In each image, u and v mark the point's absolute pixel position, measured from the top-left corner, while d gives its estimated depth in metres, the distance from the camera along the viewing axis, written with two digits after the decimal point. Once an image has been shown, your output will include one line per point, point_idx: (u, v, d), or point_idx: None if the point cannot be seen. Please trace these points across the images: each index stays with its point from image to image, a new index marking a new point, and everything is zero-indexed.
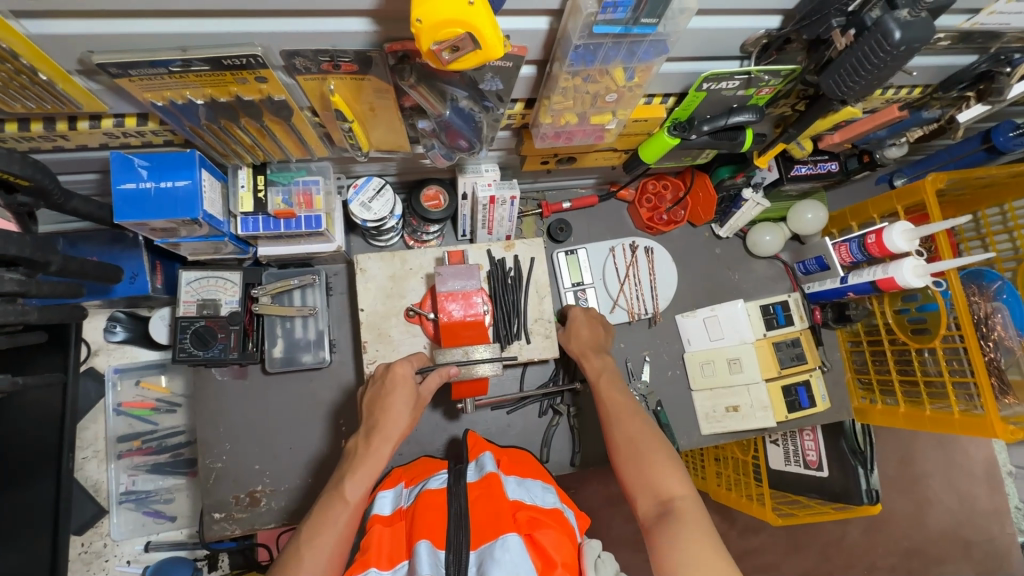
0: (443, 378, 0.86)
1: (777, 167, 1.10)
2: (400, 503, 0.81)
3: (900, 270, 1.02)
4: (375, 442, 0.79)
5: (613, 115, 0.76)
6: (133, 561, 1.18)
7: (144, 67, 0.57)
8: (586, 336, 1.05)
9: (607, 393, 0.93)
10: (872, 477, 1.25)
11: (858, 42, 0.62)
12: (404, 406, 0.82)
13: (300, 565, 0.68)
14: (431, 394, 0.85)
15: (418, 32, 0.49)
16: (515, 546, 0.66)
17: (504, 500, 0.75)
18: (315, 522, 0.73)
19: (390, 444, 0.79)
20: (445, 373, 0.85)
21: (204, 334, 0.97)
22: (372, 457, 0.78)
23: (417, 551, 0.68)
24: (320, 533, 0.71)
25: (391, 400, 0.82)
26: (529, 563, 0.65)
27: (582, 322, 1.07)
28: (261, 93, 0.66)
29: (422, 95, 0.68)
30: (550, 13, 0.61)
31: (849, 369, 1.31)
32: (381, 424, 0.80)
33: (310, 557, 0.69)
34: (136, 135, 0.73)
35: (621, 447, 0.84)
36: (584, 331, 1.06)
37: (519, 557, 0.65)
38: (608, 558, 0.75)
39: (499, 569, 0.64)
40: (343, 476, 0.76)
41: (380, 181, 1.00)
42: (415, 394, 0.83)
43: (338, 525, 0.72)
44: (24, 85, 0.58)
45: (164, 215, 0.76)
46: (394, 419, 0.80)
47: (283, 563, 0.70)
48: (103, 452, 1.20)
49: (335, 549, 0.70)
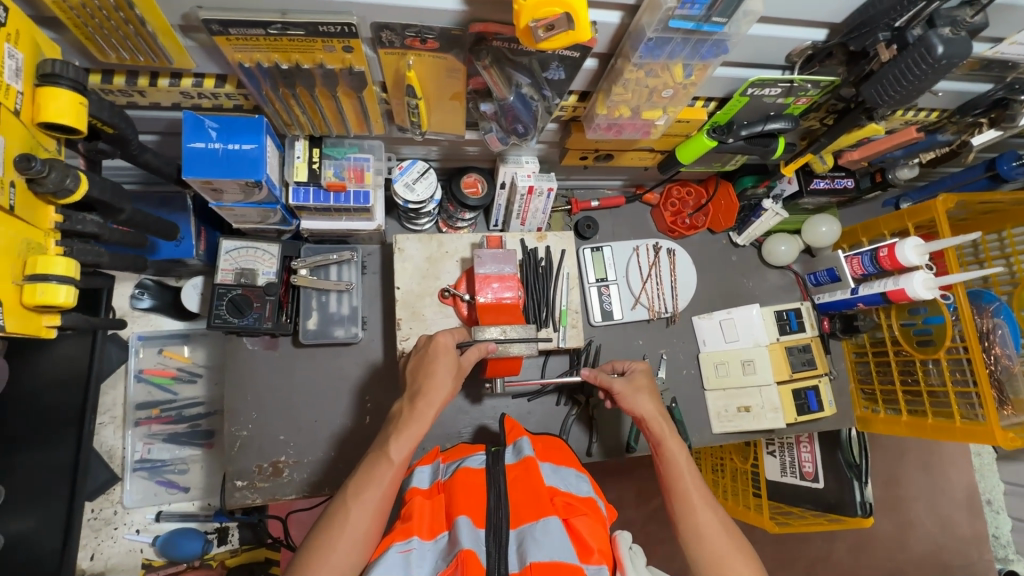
0: (481, 352, 0.89)
1: (797, 180, 1.17)
2: (438, 477, 0.84)
3: (910, 282, 1.08)
4: (420, 405, 0.80)
5: (663, 112, 0.81)
6: (142, 530, 1.17)
7: (244, 27, 0.61)
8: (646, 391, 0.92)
9: (681, 471, 0.82)
10: (867, 489, 1.30)
11: (901, 55, 0.68)
12: (447, 374, 0.84)
13: (347, 518, 0.71)
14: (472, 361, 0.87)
15: (519, 10, 0.53)
16: (555, 529, 0.69)
17: (542, 485, 0.77)
18: (361, 478, 0.75)
19: (432, 406, 0.81)
20: (483, 347, 0.89)
21: (240, 303, 0.99)
22: (418, 419, 0.79)
23: (457, 525, 0.71)
24: (366, 489, 0.73)
25: (434, 366, 0.84)
26: (570, 547, 0.68)
27: (643, 378, 0.93)
28: (344, 63, 0.69)
29: (492, 78, 0.73)
30: (624, 9, 0.65)
31: (853, 379, 1.36)
32: (426, 388, 0.81)
33: (356, 510, 0.71)
34: (210, 97, 0.76)
35: (700, 541, 0.76)
36: (647, 389, 0.92)
37: (559, 541, 0.68)
38: (638, 553, 0.78)
39: (539, 551, 0.67)
40: (389, 437, 0.78)
41: (425, 165, 1.03)
42: (456, 364, 0.86)
43: (383, 484, 0.74)
44: (128, 35, 0.61)
45: (229, 175, 0.78)
46: (437, 383, 0.83)
47: (328, 515, 0.72)
48: (121, 418, 1.19)
49: (379, 505, 0.73)
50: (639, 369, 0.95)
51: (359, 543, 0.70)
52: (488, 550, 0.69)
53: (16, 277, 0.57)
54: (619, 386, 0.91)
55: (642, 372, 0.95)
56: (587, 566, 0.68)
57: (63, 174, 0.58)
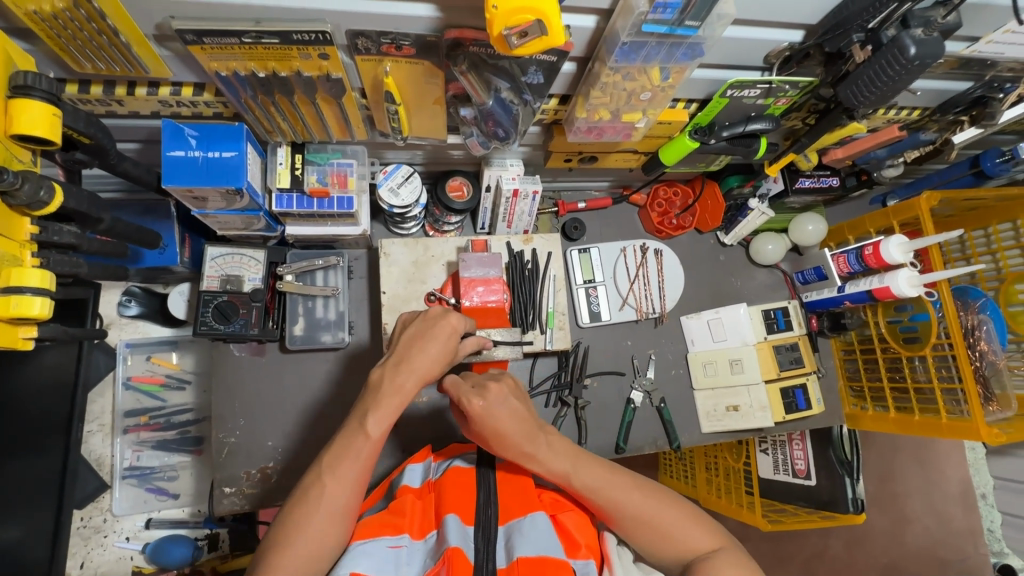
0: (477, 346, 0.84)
1: (782, 179, 1.17)
2: (429, 476, 0.84)
3: (894, 280, 1.09)
4: (405, 382, 0.75)
5: (643, 114, 0.81)
6: (132, 538, 1.16)
7: (219, 36, 0.61)
8: (502, 432, 0.73)
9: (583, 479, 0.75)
10: (859, 486, 1.29)
11: (875, 56, 0.69)
12: (440, 354, 0.77)
13: (322, 493, 0.69)
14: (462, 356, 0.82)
15: (492, 18, 0.54)
16: (542, 523, 0.70)
17: (532, 484, 0.79)
18: (336, 451, 0.72)
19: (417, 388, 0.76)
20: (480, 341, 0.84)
21: (226, 308, 0.98)
22: (397, 393, 0.75)
23: (445, 522, 0.71)
24: (342, 463, 0.71)
25: (430, 343, 0.77)
26: (558, 543, 0.68)
27: (484, 426, 0.73)
28: (320, 70, 0.69)
29: (470, 83, 0.73)
30: (599, 12, 0.65)
31: (842, 377, 1.36)
32: (416, 365, 0.76)
33: (331, 485, 0.70)
34: (189, 105, 0.76)
35: (630, 528, 0.74)
36: (498, 432, 0.73)
37: (547, 535, 0.69)
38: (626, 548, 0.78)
39: (526, 545, 0.67)
40: (368, 409, 0.74)
41: (409, 169, 1.03)
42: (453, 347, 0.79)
43: (358, 458, 0.72)
44: (102, 45, 0.61)
45: (210, 182, 0.78)
46: (426, 365, 0.76)
47: (303, 489, 0.71)
48: (109, 426, 1.19)
49: (355, 479, 0.71)
50: (479, 412, 0.73)
51: (336, 517, 0.69)
52: (476, 546, 0.69)
53: None
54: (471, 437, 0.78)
55: (484, 411, 0.73)
56: (575, 560, 0.68)
57: (36, 186, 0.58)
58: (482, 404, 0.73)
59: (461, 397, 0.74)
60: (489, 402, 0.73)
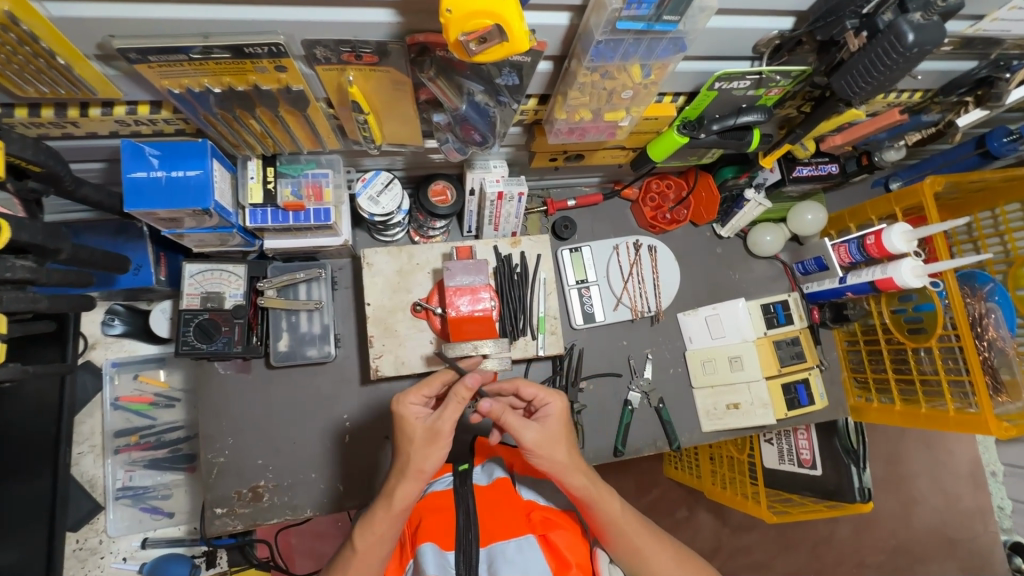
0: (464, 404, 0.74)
1: (779, 168, 1.11)
2: None
3: (898, 271, 1.04)
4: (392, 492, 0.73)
5: (626, 112, 0.77)
6: (129, 558, 1.16)
7: (165, 53, 0.57)
8: (562, 441, 0.76)
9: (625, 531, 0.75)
10: (866, 474, 1.24)
11: (871, 44, 0.64)
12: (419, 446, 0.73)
13: None
14: (451, 428, 0.73)
15: (447, 22, 0.50)
16: (528, 547, 0.69)
17: (517, 503, 0.76)
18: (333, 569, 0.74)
19: (417, 484, 0.73)
20: (463, 399, 0.73)
21: (207, 327, 0.95)
22: (386, 506, 0.72)
23: (421, 553, 0.69)
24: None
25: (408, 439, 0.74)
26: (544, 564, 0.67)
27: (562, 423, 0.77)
28: (279, 83, 0.66)
29: (440, 89, 0.69)
30: (572, 9, 0.61)
31: (846, 368, 1.33)
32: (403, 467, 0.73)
33: None
34: (148, 123, 0.73)
35: None
36: (563, 436, 0.76)
37: (530, 560, 0.67)
38: None
39: (511, 570, 0.66)
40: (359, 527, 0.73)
41: (389, 175, 0.99)
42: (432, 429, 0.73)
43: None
44: (40, 68, 0.57)
45: (175, 203, 0.75)
46: (417, 458, 0.73)
47: None
48: (100, 447, 1.18)
49: None
50: (554, 412, 0.77)
51: None
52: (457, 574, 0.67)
53: None
54: (528, 437, 0.74)
55: (559, 413, 0.77)
56: None
57: None
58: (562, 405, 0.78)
59: (540, 394, 0.78)
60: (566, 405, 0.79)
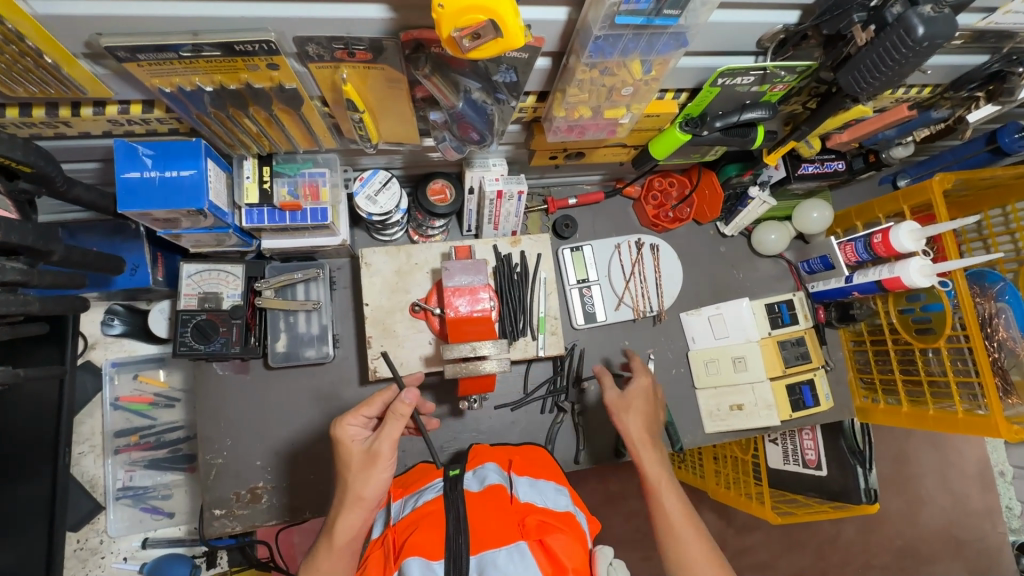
0: (401, 423, 0.75)
1: (785, 166, 1.10)
2: (394, 516, 0.80)
3: (906, 270, 1.02)
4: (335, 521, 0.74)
5: (627, 110, 0.75)
6: (130, 558, 1.16)
7: (154, 52, 0.56)
8: (639, 413, 0.94)
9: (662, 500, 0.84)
10: (871, 475, 1.23)
11: (879, 37, 0.62)
12: (359, 470, 0.75)
13: None
14: (389, 447, 0.74)
15: (439, 18, 0.48)
16: (522, 555, 0.66)
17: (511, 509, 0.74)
18: None
19: (361, 511, 0.73)
20: (403, 417, 0.74)
21: (205, 327, 0.95)
22: (335, 538, 0.73)
23: (407, 567, 0.66)
24: None
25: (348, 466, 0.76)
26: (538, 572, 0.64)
27: (637, 394, 0.96)
28: (272, 81, 0.65)
29: (436, 86, 0.68)
30: (570, 4, 0.59)
31: (851, 368, 1.31)
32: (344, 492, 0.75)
33: None
34: (141, 123, 0.72)
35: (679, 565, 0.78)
36: (638, 409, 0.94)
37: (522, 567, 0.64)
38: (619, 567, 0.77)
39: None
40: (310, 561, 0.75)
41: (387, 174, 0.98)
42: (371, 452, 0.74)
43: None
44: (28, 68, 0.57)
45: (169, 204, 0.74)
46: (356, 483, 0.74)
47: None
48: (100, 447, 1.18)
49: None
50: (637, 385, 0.97)
51: None
52: None
53: None
54: (608, 398, 0.95)
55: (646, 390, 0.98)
56: None
57: None
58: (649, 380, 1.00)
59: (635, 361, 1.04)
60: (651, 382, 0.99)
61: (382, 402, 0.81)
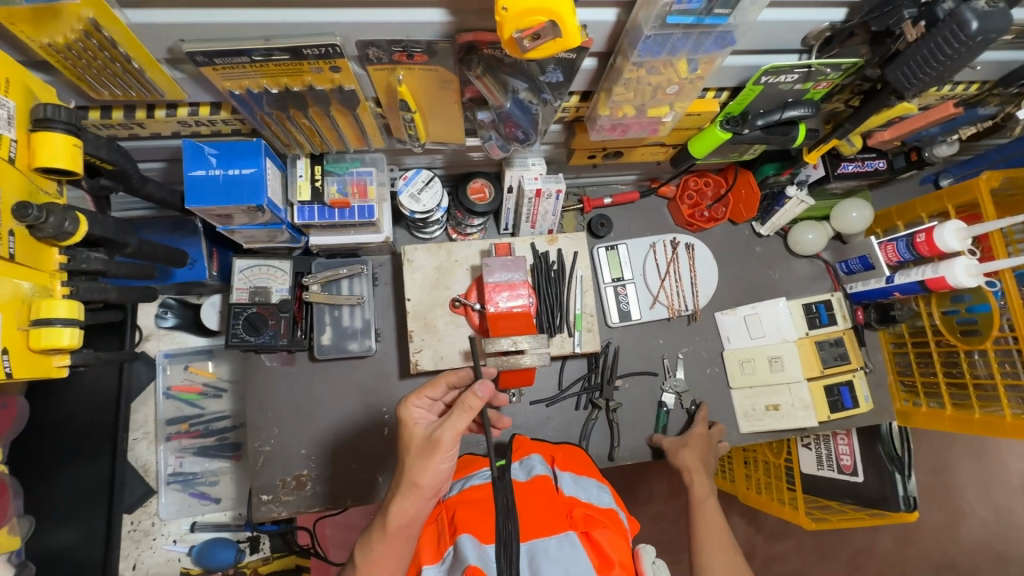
0: (468, 415, 0.71)
1: (824, 164, 1.09)
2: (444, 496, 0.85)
3: (951, 270, 1.00)
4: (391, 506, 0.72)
5: (670, 108, 0.76)
6: (179, 540, 1.21)
7: (230, 56, 0.60)
8: (696, 451, 1.07)
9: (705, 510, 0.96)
10: (911, 483, 1.19)
11: (930, 34, 0.62)
12: (419, 457, 0.72)
13: None
14: (451, 437, 0.71)
15: (501, 20, 0.51)
16: (570, 544, 0.68)
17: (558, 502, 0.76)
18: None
19: (414, 499, 0.71)
20: (472, 411, 0.70)
21: (255, 320, 0.98)
22: (388, 525, 0.72)
23: (460, 542, 0.70)
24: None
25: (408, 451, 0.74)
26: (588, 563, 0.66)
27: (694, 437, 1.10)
28: (332, 83, 0.68)
29: (486, 86, 0.70)
30: (620, 5, 0.61)
31: (891, 372, 1.28)
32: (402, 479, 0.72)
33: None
34: (208, 124, 0.76)
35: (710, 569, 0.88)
36: (693, 448, 1.07)
37: (572, 556, 0.66)
38: (662, 567, 0.77)
39: (553, 567, 0.66)
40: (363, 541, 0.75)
41: (429, 173, 1.01)
42: (432, 440, 0.71)
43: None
44: (116, 72, 0.61)
45: (231, 200, 0.78)
46: (413, 470, 0.71)
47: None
48: (152, 434, 1.24)
49: None
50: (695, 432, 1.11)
51: None
52: (498, 566, 0.67)
53: (22, 323, 0.60)
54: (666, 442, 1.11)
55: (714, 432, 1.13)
56: None
57: (61, 218, 0.61)
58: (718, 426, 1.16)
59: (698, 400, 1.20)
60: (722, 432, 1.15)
61: (444, 385, 0.83)
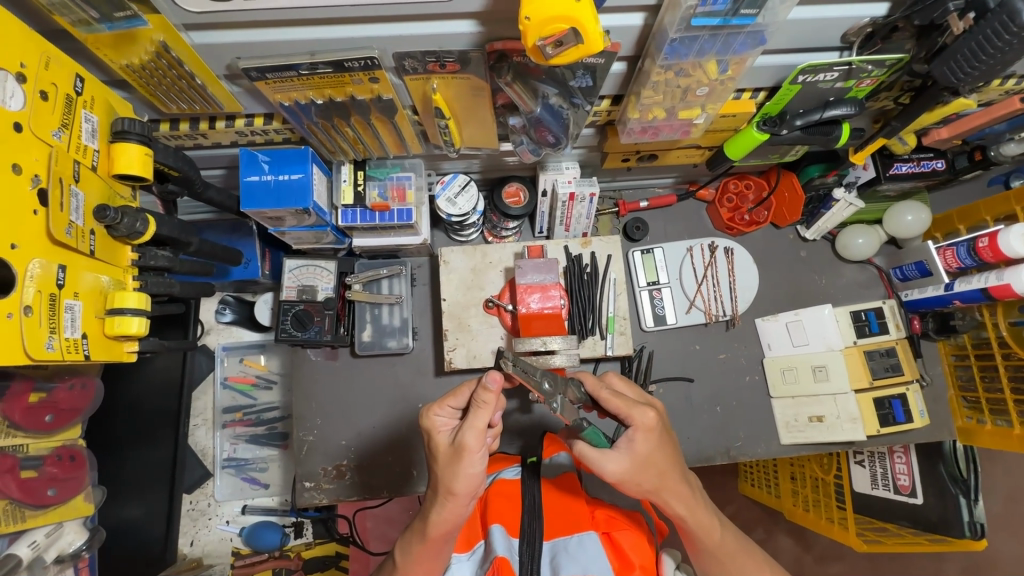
0: (487, 412, 0.68)
1: (874, 165, 1.04)
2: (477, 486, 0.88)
3: (1017, 277, 0.93)
4: (433, 517, 0.70)
5: (702, 110, 0.76)
6: (231, 521, 1.30)
7: (280, 70, 0.65)
8: (649, 463, 0.72)
9: (698, 520, 0.75)
10: (978, 508, 1.09)
11: (979, 25, 0.59)
12: (450, 464, 0.69)
13: None
14: (475, 440, 0.68)
15: (526, 29, 0.53)
16: (590, 544, 0.70)
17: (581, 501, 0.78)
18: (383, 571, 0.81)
19: (452, 505, 0.69)
20: (487, 405, 0.68)
21: (303, 316, 1.05)
22: (436, 537, 0.71)
23: (491, 533, 0.74)
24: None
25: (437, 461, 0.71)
26: (606, 563, 0.68)
27: (647, 442, 0.71)
28: (372, 93, 0.72)
29: (517, 93, 0.73)
30: (646, 9, 0.62)
31: (952, 385, 1.19)
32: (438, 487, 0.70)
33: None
34: (262, 133, 0.83)
35: (721, 563, 0.77)
36: (648, 459, 0.71)
37: (593, 556, 0.68)
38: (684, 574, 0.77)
39: (572, 565, 0.67)
40: (404, 545, 0.76)
41: (465, 177, 1.04)
42: (459, 446, 0.68)
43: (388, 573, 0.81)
44: (183, 88, 0.69)
45: (279, 204, 0.84)
46: (446, 477, 0.69)
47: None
48: (211, 420, 1.34)
49: None
50: (637, 432, 0.71)
51: None
52: (521, 561, 0.71)
53: (99, 311, 0.68)
54: (611, 467, 0.71)
55: (645, 432, 0.71)
56: None
57: (133, 219, 0.69)
58: (649, 424, 0.71)
59: (623, 409, 0.72)
60: (653, 424, 0.71)
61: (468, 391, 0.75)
